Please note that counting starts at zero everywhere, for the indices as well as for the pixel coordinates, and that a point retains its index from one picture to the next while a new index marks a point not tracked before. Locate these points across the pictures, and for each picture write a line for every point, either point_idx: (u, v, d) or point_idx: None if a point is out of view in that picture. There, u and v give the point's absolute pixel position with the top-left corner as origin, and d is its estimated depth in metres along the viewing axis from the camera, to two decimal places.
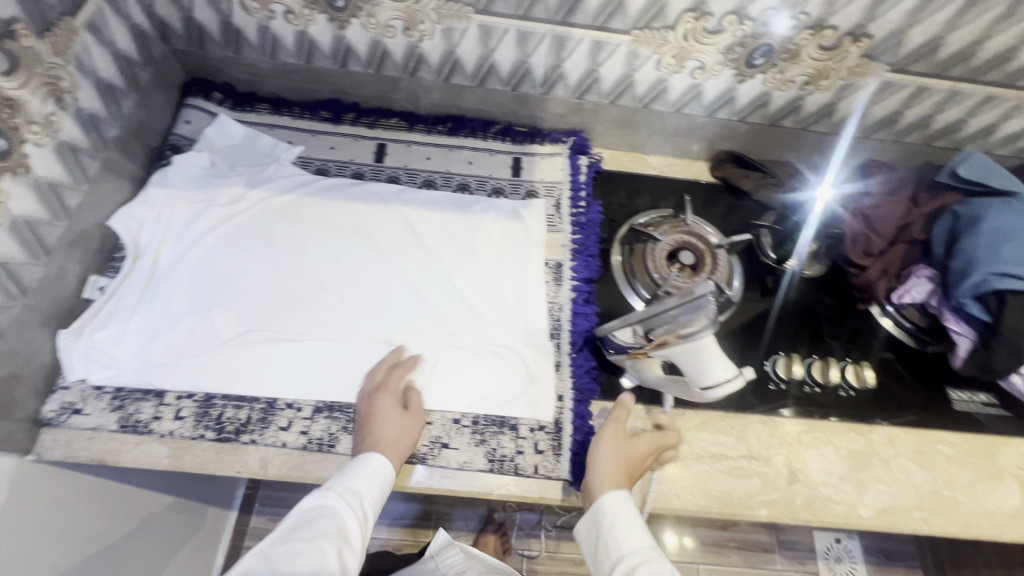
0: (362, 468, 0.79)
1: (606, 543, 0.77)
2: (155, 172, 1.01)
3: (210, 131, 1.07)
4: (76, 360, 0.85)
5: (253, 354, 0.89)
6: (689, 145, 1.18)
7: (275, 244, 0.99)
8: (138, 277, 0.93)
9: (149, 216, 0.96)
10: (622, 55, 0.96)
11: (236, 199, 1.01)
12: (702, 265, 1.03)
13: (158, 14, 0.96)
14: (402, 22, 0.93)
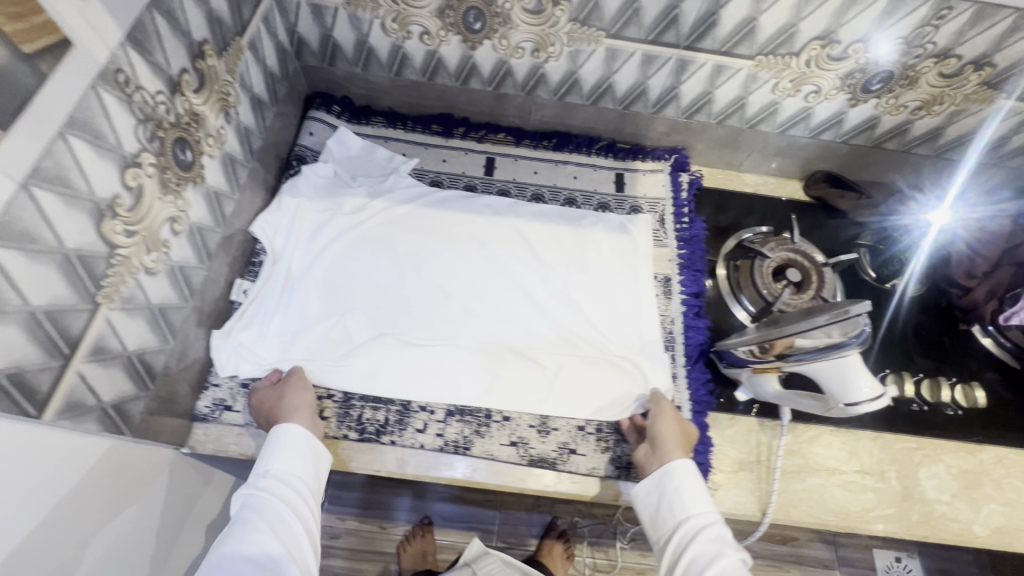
0: (272, 451, 0.78)
1: (671, 501, 0.79)
2: (286, 182, 1.06)
3: (333, 144, 1.10)
4: (225, 357, 0.89)
5: (388, 358, 0.93)
6: (785, 164, 1.21)
7: (399, 254, 1.03)
8: (276, 280, 0.97)
9: (282, 223, 1.00)
10: (741, 78, 0.99)
11: (360, 209, 1.05)
12: (809, 283, 1.05)
13: (298, 33, 1.01)
14: (533, 44, 0.97)
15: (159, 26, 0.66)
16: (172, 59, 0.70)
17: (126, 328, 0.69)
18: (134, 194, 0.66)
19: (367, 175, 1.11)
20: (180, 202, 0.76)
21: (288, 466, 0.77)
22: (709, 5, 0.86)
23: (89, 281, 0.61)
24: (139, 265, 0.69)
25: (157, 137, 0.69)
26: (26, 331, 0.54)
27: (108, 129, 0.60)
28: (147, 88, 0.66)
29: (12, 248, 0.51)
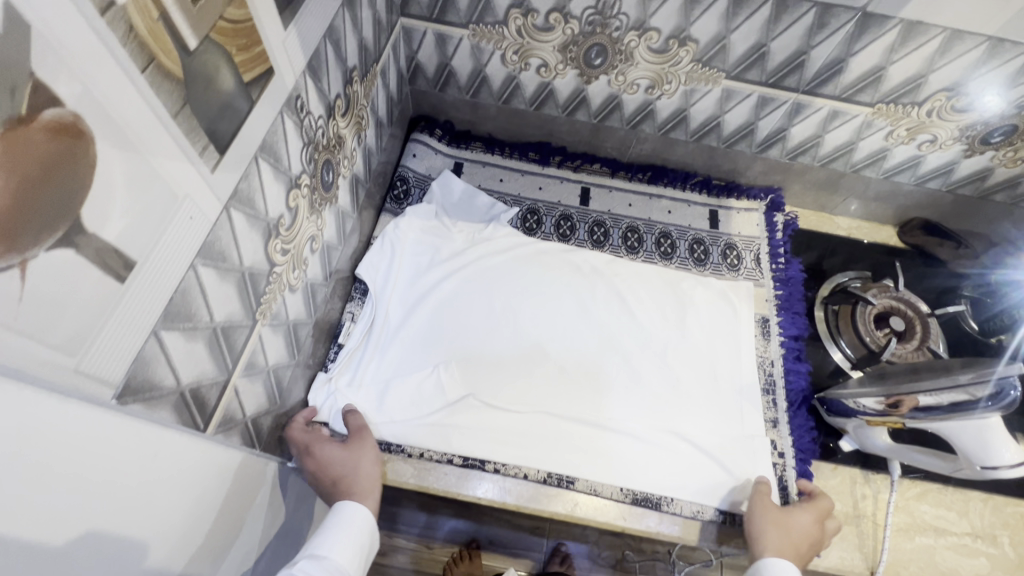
0: (330, 531, 0.71)
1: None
2: (388, 224, 1.06)
3: (435, 187, 1.11)
4: (321, 403, 0.88)
5: (481, 421, 0.90)
6: (882, 209, 1.19)
7: (493, 307, 1.01)
8: (372, 326, 0.96)
9: (383, 267, 1.01)
10: (855, 124, 0.99)
11: (457, 256, 1.04)
12: (914, 333, 1.03)
13: (417, 59, 1.04)
14: (649, 81, 0.98)
15: (328, 54, 0.69)
16: (332, 85, 0.72)
17: (270, 343, 0.70)
18: (292, 213, 0.68)
19: (466, 220, 1.10)
20: (319, 221, 0.77)
21: (338, 555, 0.68)
22: (838, 53, 0.86)
23: (253, 298, 0.62)
24: (286, 283, 0.70)
25: (312, 158, 0.71)
26: (209, 346, 0.55)
27: (284, 152, 0.62)
28: (313, 112, 0.68)
29: (209, 265, 0.52)
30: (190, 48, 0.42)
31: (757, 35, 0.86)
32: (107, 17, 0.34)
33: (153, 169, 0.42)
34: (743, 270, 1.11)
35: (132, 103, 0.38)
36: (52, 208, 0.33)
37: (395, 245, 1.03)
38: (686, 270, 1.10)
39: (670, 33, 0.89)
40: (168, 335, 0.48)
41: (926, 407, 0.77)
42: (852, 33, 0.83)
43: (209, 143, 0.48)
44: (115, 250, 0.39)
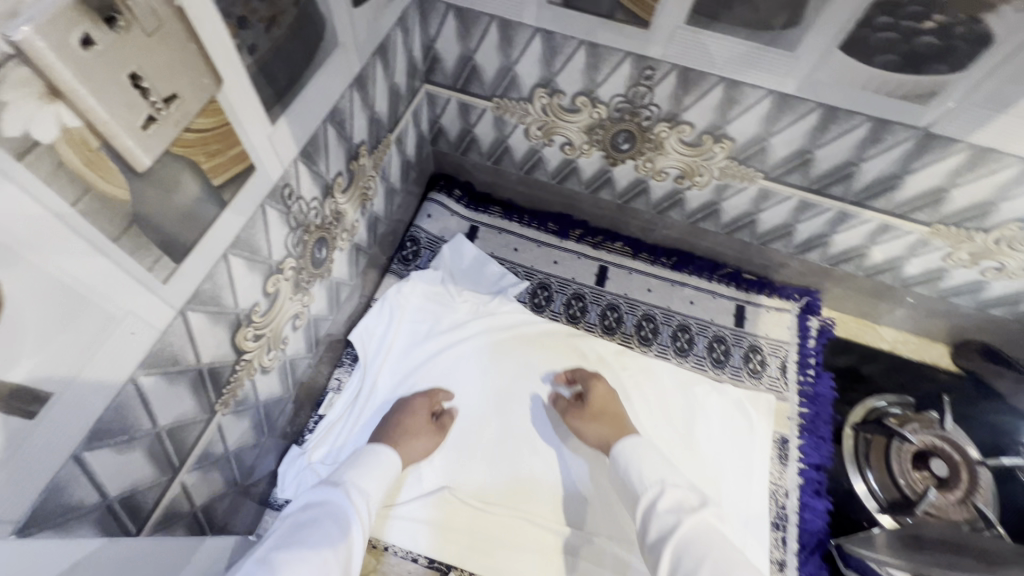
0: (365, 467, 0.76)
1: (624, 481, 0.77)
2: (392, 284, 1.02)
3: (446, 251, 1.07)
4: (290, 478, 0.83)
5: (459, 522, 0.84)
6: (935, 326, 1.07)
7: (485, 390, 0.95)
8: (357, 397, 0.91)
9: (379, 332, 0.97)
10: (908, 240, 0.89)
11: (457, 327, 0.99)
12: (958, 481, 0.91)
13: (440, 123, 1.01)
14: (679, 171, 0.92)
15: (329, 136, 0.66)
16: (332, 164, 0.70)
17: (233, 429, 0.67)
18: (270, 299, 0.65)
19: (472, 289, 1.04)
20: (305, 298, 0.74)
21: (374, 490, 0.75)
22: (893, 169, 0.77)
23: (212, 391, 0.59)
24: (257, 366, 0.67)
25: (301, 240, 0.68)
26: (149, 452, 0.52)
27: (264, 243, 0.59)
28: (305, 196, 0.65)
29: (156, 373, 0.49)
30: (141, 169, 0.39)
31: (800, 141, 0.78)
32: (26, 160, 0.31)
33: (85, 297, 0.39)
34: (765, 379, 1.01)
35: (55, 239, 0.35)
36: None
37: (394, 309, 0.99)
38: (701, 371, 1.02)
39: (704, 129, 0.82)
40: (94, 454, 0.45)
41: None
42: (911, 152, 0.74)
43: (161, 256, 0.45)
44: (22, 389, 0.36)
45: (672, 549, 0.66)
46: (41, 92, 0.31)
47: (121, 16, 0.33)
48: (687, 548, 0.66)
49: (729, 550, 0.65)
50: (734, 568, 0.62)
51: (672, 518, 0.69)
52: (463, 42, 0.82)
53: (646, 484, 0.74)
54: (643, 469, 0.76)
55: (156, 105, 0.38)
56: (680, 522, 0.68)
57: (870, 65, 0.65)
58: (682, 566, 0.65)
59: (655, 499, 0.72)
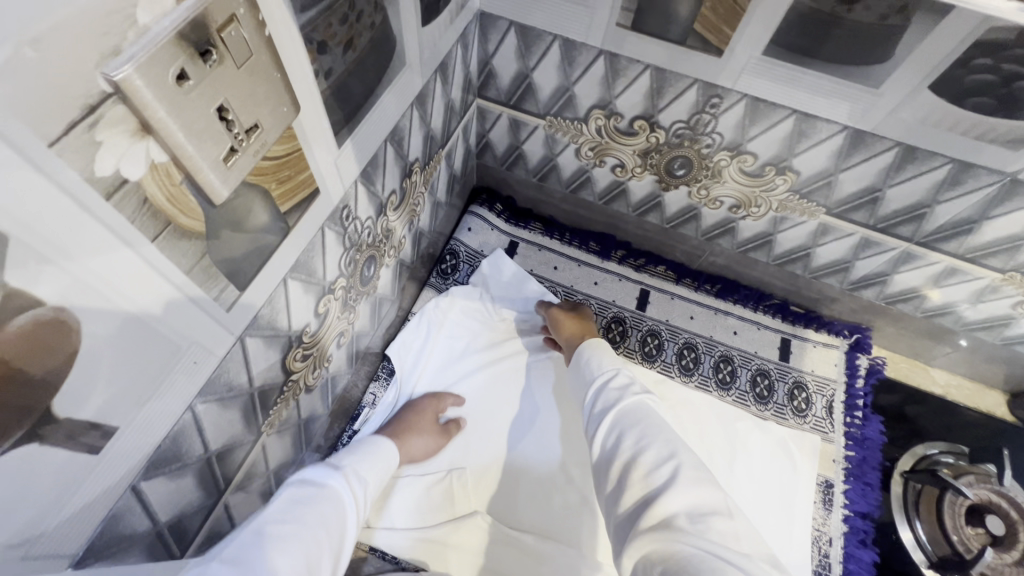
0: (370, 456, 0.67)
1: (581, 372, 0.71)
2: (429, 300, 1.02)
3: (487, 266, 1.05)
4: None
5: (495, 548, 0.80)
6: (993, 373, 1.02)
7: (521, 412, 0.93)
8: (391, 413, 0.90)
9: (415, 347, 0.96)
10: (976, 285, 0.84)
11: (493, 345, 0.98)
12: (1016, 540, 0.85)
13: (488, 138, 0.99)
14: (735, 200, 0.89)
15: (387, 155, 0.64)
16: (388, 183, 0.68)
17: (275, 448, 0.66)
18: (321, 319, 0.64)
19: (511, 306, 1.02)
20: (351, 316, 0.73)
21: (372, 480, 0.64)
22: (970, 213, 0.73)
23: (260, 413, 0.58)
24: (303, 386, 0.66)
25: (353, 259, 0.67)
26: (198, 476, 0.51)
27: (320, 265, 0.58)
28: (361, 216, 0.64)
29: (213, 400, 0.48)
30: (218, 201, 0.38)
31: (872, 178, 0.75)
32: (114, 199, 0.30)
33: (152, 330, 0.37)
34: (811, 419, 0.98)
35: (133, 276, 0.34)
36: (10, 413, 0.29)
37: (430, 324, 0.98)
38: (743, 407, 0.98)
39: (768, 160, 0.79)
40: (149, 484, 0.44)
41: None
42: (993, 196, 0.70)
43: (227, 285, 0.43)
44: (92, 427, 0.35)
45: (615, 410, 0.61)
46: (133, 129, 0.29)
47: (215, 49, 0.32)
48: (631, 414, 0.60)
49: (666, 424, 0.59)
50: (667, 435, 0.56)
51: (619, 394, 0.63)
52: (522, 59, 0.80)
53: (602, 370, 0.68)
54: (603, 360, 0.70)
55: (238, 136, 0.36)
56: (623, 397, 0.62)
57: (960, 107, 0.61)
58: (622, 429, 0.59)
59: (606, 381, 0.66)
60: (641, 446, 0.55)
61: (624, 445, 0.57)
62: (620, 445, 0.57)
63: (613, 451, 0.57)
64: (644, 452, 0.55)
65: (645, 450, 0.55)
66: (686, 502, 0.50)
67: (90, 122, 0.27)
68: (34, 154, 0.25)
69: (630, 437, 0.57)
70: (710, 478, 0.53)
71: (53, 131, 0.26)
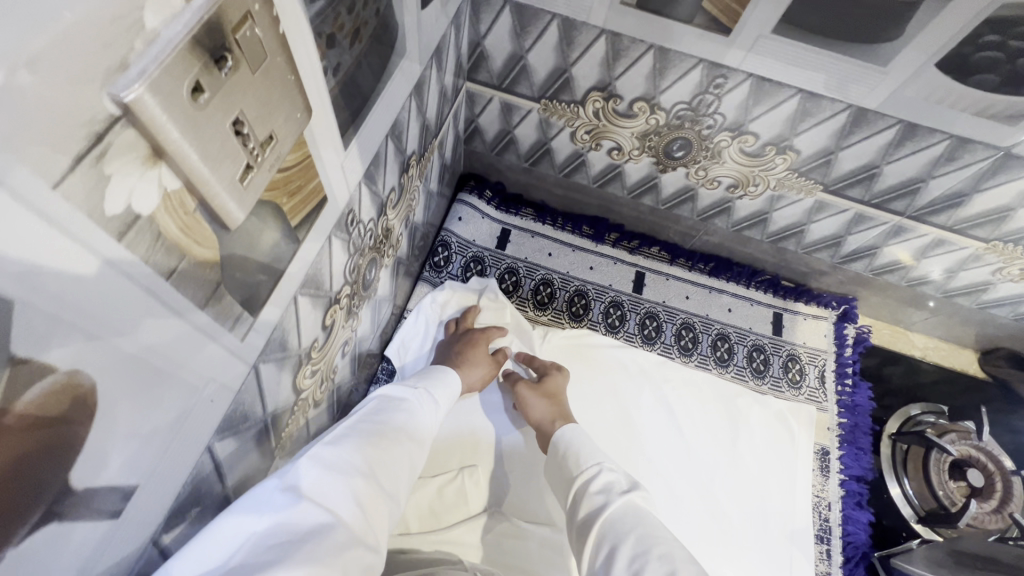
0: (435, 379, 0.68)
1: (561, 466, 0.69)
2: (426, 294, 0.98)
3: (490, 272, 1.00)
4: None
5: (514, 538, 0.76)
6: (968, 335, 1.07)
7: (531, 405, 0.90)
8: None
9: (414, 343, 0.92)
10: (961, 255, 0.88)
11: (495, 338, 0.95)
12: (994, 491, 0.91)
13: (477, 122, 0.95)
14: (732, 180, 0.88)
15: (388, 152, 0.60)
16: (388, 180, 0.63)
17: None
18: (328, 331, 0.60)
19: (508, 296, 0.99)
20: (354, 322, 0.69)
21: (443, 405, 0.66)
22: (963, 187, 0.75)
23: (273, 438, 0.54)
24: (312, 401, 0.63)
25: (356, 264, 0.62)
26: (218, 514, 0.47)
27: (328, 275, 0.54)
28: (364, 219, 0.59)
29: (230, 435, 0.44)
30: (232, 226, 0.34)
31: (871, 155, 0.75)
32: (126, 240, 0.26)
33: (170, 376, 0.33)
34: (805, 389, 1.01)
35: (148, 321, 0.29)
36: (22, 498, 0.25)
37: (428, 319, 0.94)
38: (742, 382, 1.01)
39: (769, 140, 0.78)
40: (170, 534, 0.40)
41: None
42: (986, 170, 0.72)
43: (242, 314, 0.39)
44: (112, 492, 0.31)
45: (602, 522, 0.58)
46: (145, 156, 0.25)
47: (230, 55, 0.27)
48: (617, 523, 0.57)
49: (661, 531, 0.57)
50: (660, 547, 0.53)
51: (603, 499, 0.61)
52: (517, 40, 0.76)
53: (581, 468, 0.66)
54: (580, 454, 0.68)
55: (253, 150, 0.32)
56: (608, 503, 0.60)
57: (964, 84, 0.62)
58: (613, 546, 0.55)
59: (587, 483, 0.64)
60: (636, 568, 0.52)
61: (618, 565, 0.53)
62: (611, 562, 0.54)
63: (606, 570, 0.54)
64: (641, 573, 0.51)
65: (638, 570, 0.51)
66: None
67: (98, 153, 0.22)
68: (37, 200, 0.21)
69: (618, 555, 0.54)
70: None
71: (57, 169, 0.21)
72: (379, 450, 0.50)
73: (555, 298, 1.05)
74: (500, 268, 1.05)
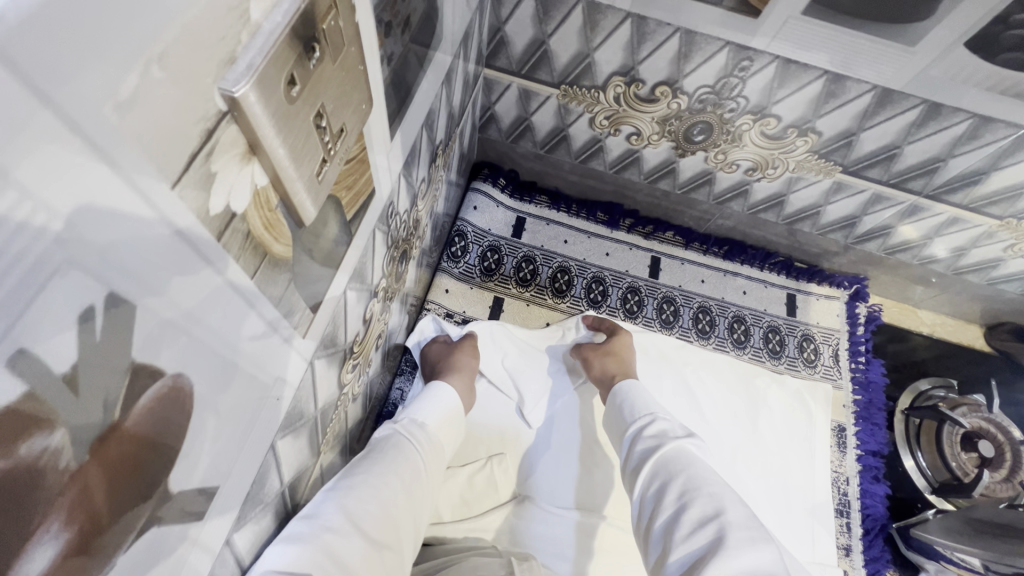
0: (427, 398, 0.70)
1: (616, 418, 0.72)
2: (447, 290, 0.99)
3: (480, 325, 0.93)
4: None
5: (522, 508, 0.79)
6: (974, 309, 1.10)
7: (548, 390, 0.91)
8: None
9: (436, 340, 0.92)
10: (974, 232, 0.89)
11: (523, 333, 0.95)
12: (1003, 461, 0.95)
13: (493, 110, 0.94)
14: (751, 163, 0.88)
15: (422, 142, 0.59)
16: (421, 172, 0.63)
17: (328, 464, 0.62)
18: (366, 324, 0.59)
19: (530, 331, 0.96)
20: (386, 315, 0.69)
21: (434, 426, 0.67)
22: (981, 165, 0.76)
23: (321, 434, 0.54)
24: (351, 396, 0.62)
25: (391, 257, 0.62)
26: (275, 512, 0.47)
27: (371, 269, 0.53)
28: (400, 210, 0.59)
29: (288, 434, 0.44)
30: (305, 222, 0.33)
31: (892, 136, 0.76)
32: (224, 239, 0.25)
33: (250, 376, 0.33)
34: (820, 367, 1.03)
35: (236, 320, 0.29)
36: (136, 503, 0.24)
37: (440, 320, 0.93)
38: (759, 363, 1.02)
39: (792, 122, 0.78)
40: (239, 534, 0.40)
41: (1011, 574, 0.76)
42: (1005, 148, 0.73)
43: (305, 311, 0.39)
44: (199, 496, 0.31)
45: (653, 458, 0.60)
46: (241, 153, 0.24)
47: (318, 45, 0.27)
48: (672, 460, 0.59)
49: (710, 473, 0.57)
50: (711, 487, 0.55)
51: (656, 441, 0.62)
52: (539, 25, 0.75)
53: (636, 416, 0.69)
54: (637, 405, 0.70)
55: (327, 143, 0.31)
56: (661, 444, 0.62)
57: (991, 63, 0.62)
58: (663, 482, 0.57)
59: (641, 429, 0.66)
60: (684, 501, 0.54)
61: (668, 498, 0.55)
62: (663, 491, 0.56)
63: (656, 499, 0.56)
64: (688, 506, 0.53)
65: (686, 504, 0.53)
66: (722, 542, 0.48)
67: (207, 152, 0.22)
68: (159, 203, 0.20)
69: (668, 487, 0.56)
70: (756, 530, 0.50)
71: (176, 169, 0.20)
72: (379, 512, 0.53)
73: (573, 285, 1.04)
74: (517, 256, 1.04)
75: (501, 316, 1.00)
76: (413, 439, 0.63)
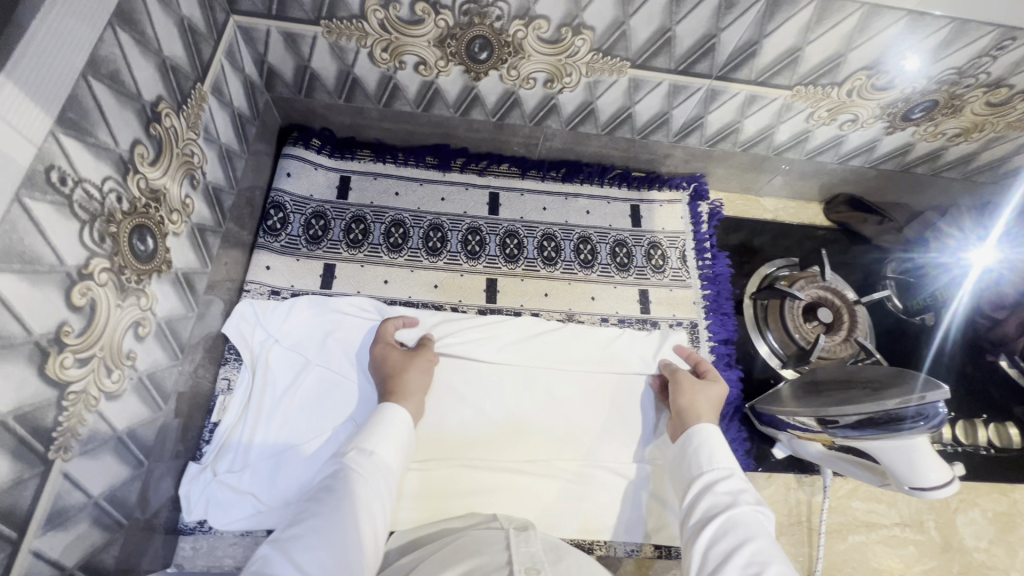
0: (376, 427, 0.66)
1: (689, 460, 0.70)
2: (269, 268, 0.92)
3: (306, 302, 0.86)
4: (195, 496, 0.76)
5: (488, 479, 0.82)
6: (809, 188, 1.13)
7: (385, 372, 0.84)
8: (248, 397, 0.81)
9: (258, 322, 0.84)
10: (774, 108, 0.90)
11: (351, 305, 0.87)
12: (841, 323, 1.00)
13: (268, 62, 0.86)
14: (546, 74, 0.85)
15: (99, 97, 0.52)
16: (120, 133, 0.56)
17: (88, 472, 0.56)
18: (86, 314, 0.53)
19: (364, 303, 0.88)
20: (143, 300, 0.62)
21: (386, 451, 0.64)
22: (751, 34, 0.76)
23: (36, 440, 0.48)
24: (99, 394, 0.56)
25: (110, 234, 0.55)
26: None
27: (44, 248, 0.47)
28: (90, 178, 0.52)
29: None
30: None
31: (659, 18, 0.74)
32: None
33: None
34: (668, 271, 1.03)
35: None
36: None
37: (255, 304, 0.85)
38: (607, 279, 1.01)
39: (561, 21, 0.75)
40: None
41: (856, 423, 0.73)
42: (763, 12, 0.72)
43: None
44: None
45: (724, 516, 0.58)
46: None
47: None
48: (743, 522, 0.57)
49: (777, 548, 0.56)
50: (779, 564, 0.53)
51: (729, 500, 0.61)
52: None
53: (708, 468, 0.67)
54: (715, 453, 0.68)
55: None
56: (735, 503, 0.61)
57: None
58: (732, 540, 0.56)
59: (712, 483, 0.64)
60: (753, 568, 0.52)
61: (734, 559, 0.54)
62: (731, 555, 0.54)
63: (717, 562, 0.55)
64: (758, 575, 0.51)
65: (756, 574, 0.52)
66: None
67: None
68: None
69: (736, 551, 0.54)
70: None
71: None
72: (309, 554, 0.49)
73: (409, 237, 0.99)
74: (345, 218, 0.98)
75: (335, 282, 0.94)
76: (364, 471, 0.60)
